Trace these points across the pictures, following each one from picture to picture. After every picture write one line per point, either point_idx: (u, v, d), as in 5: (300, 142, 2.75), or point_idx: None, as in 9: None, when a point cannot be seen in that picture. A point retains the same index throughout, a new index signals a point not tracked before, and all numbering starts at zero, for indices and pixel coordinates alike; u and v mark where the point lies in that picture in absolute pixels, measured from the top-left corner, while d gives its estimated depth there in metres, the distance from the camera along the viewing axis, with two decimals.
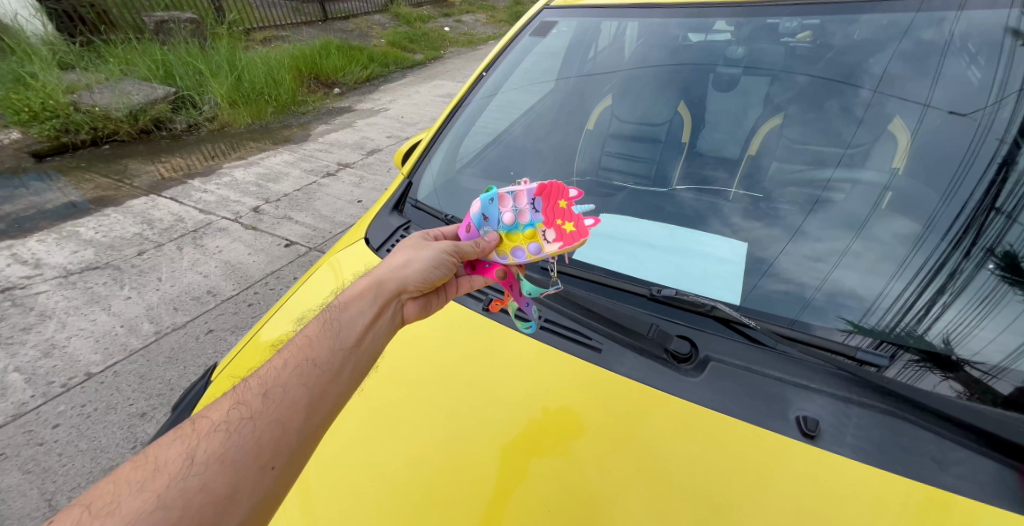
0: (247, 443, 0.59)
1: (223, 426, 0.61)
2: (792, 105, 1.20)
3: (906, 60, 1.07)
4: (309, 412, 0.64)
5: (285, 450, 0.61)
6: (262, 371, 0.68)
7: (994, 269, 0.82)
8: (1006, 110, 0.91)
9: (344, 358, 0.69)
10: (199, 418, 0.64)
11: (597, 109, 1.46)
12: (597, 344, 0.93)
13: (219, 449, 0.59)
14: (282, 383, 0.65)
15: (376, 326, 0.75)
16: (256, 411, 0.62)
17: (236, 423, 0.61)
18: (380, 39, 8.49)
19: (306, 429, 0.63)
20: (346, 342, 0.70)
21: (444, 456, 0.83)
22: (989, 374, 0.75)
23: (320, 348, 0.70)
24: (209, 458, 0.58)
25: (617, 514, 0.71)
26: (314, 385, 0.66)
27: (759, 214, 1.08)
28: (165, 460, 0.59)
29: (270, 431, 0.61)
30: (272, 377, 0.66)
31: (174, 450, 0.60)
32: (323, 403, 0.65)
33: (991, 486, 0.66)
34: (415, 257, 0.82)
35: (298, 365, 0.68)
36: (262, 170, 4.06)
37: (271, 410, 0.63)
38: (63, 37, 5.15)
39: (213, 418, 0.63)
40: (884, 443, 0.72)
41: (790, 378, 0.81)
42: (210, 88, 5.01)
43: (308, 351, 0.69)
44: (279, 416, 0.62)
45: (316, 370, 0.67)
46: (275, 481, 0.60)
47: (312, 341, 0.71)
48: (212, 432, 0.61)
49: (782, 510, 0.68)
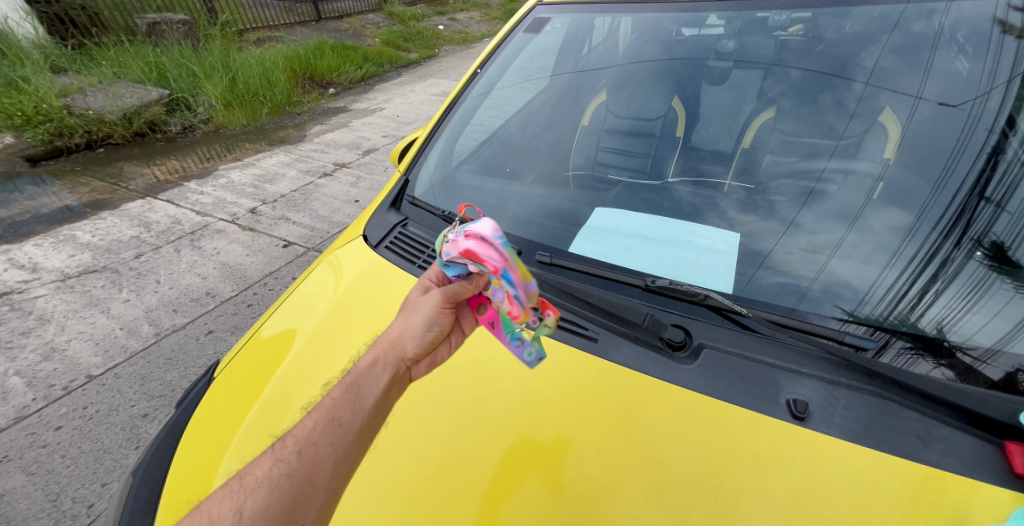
0: (281, 502, 0.60)
1: (264, 482, 0.62)
2: (785, 98, 1.21)
3: (896, 53, 1.09)
4: (333, 469, 0.63)
5: (311, 505, 0.61)
6: (299, 427, 0.68)
7: (983, 258, 0.83)
8: (994, 100, 0.93)
9: (367, 416, 0.67)
10: (245, 471, 0.66)
11: (592, 105, 1.47)
12: (594, 334, 0.94)
13: (260, 506, 0.60)
14: (312, 440, 0.64)
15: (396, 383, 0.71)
16: (289, 469, 0.62)
17: (274, 480, 0.62)
18: (374, 38, 8.48)
19: (330, 487, 0.62)
20: (368, 402, 0.68)
21: (445, 451, 0.84)
22: (980, 360, 0.76)
23: (342, 407, 0.67)
24: (254, 514, 0.59)
25: (617, 509, 0.72)
26: (339, 443, 0.65)
27: (754, 207, 1.09)
28: (219, 514, 0.61)
29: (300, 487, 0.61)
30: (303, 435, 0.65)
31: (226, 505, 0.61)
32: (347, 463, 0.64)
33: (972, 461, 0.69)
34: (420, 308, 0.75)
35: (325, 423, 0.66)
36: (258, 172, 4.06)
37: (302, 467, 0.62)
38: (54, 40, 5.12)
39: (258, 474, 0.64)
40: (871, 423, 0.74)
41: (782, 363, 0.83)
42: (205, 90, 4.99)
43: (338, 407, 0.67)
44: (308, 473, 0.62)
45: (340, 428, 0.65)
46: None
47: (339, 399, 0.68)
48: (257, 488, 0.62)
49: (780, 496, 0.69)
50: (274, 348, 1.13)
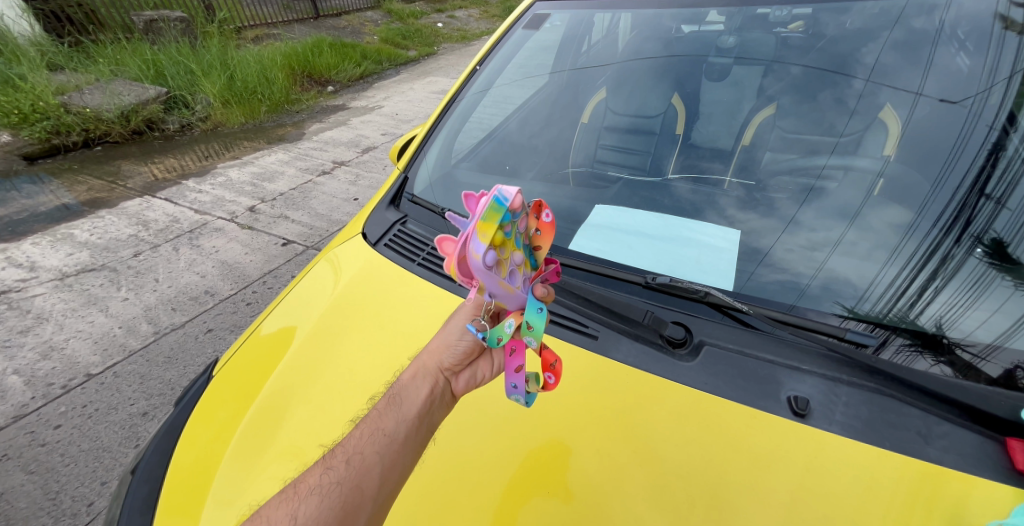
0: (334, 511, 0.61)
1: (316, 490, 0.63)
2: (785, 95, 1.21)
3: (897, 50, 1.09)
4: (381, 480, 0.64)
5: (362, 517, 0.62)
6: (347, 438, 0.69)
7: (983, 255, 0.83)
8: (995, 97, 0.92)
9: (412, 425, 0.68)
10: (298, 480, 0.68)
11: (592, 102, 1.46)
12: (594, 332, 0.94)
13: (313, 513, 0.61)
14: (360, 450, 0.65)
15: (435, 396, 0.72)
16: (340, 478, 0.64)
17: (325, 489, 0.63)
18: (373, 36, 8.46)
19: (379, 497, 0.63)
20: (412, 413, 0.69)
21: (448, 452, 0.83)
22: (980, 356, 0.76)
23: (386, 418, 0.69)
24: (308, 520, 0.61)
25: (619, 507, 0.72)
26: (385, 454, 0.65)
27: (754, 204, 1.09)
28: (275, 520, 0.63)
29: (351, 497, 0.62)
30: (351, 444, 0.67)
31: (281, 511, 0.64)
32: (392, 474, 0.64)
33: (973, 457, 0.69)
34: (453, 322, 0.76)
35: (371, 434, 0.67)
36: (257, 170, 4.05)
37: (351, 476, 0.63)
38: (50, 37, 5.09)
39: (310, 482, 0.65)
40: (872, 420, 0.74)
41: (782, 360, 0.83)
42: (203, 88, 4.98)
43: (382, 418, 0.69)
44: (358, 482, 0.63)
45: (386, 439, 0.66)
46: None
47: (383, 411, 0.70)
48: (308, 496, 0.63)
49: (781, 493, 0.69)
50: (273, 347, 1.12)
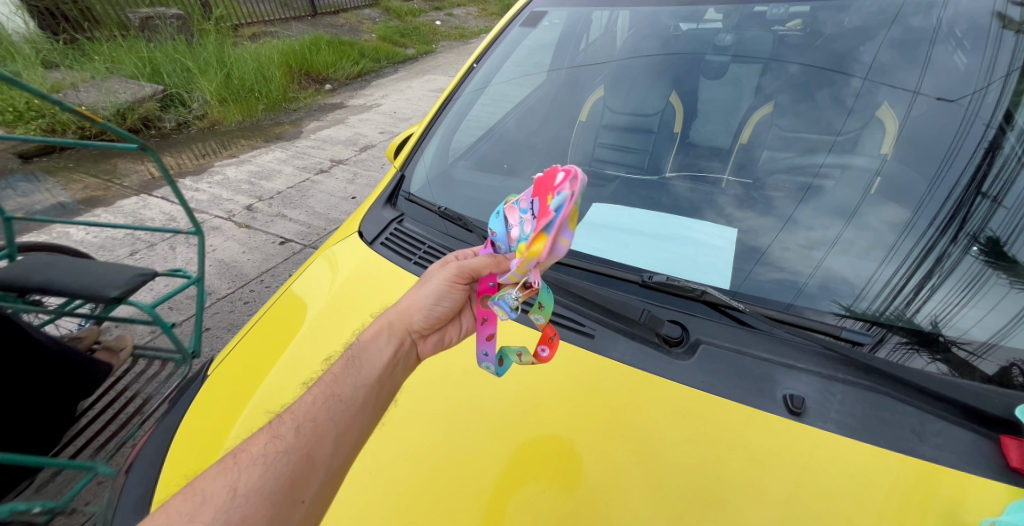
0: (287, 476, 0.63)
1: (260, 460, 0.64)
2: (783, 94, 1.21)
3: (895, 49, 1.09)
4: (336, 445, 0.67)
5: (314, 483, 0.64)
6: (296, 406, 0.71)
7: (979, 253, 0.83)
8: (992, 95, 0.92)
9: (367, 390, 0.73)
10: (239, 450, 0.67)
11: (589, 101, 1.45)
12: (591, 330, 0.94)
13: (258, 483, 0.62)
14: (313, 417, 0.68)
15: (397, 361, 0.79)
16: (290, 445, 0.66)
17: (272, 458, 0.64)
18: (371, 34, 8.43)
19: (334, 462, 0.66)
20: (370, 379, 0.75)
21: (444, 450, 0.83)
22: (975, 354, 0.76)
23: (344, 385, 0.73)
24: (250, 491, 0.61)
25: (615, 506, 0.72)
26: (341, 419, 0.69)
27: (751, 203, 1.09)
28: (212, 492, 0.62)
29: (302, 463, 0.64)
30: (302, 412, 0.69)
31: (219, 483, 0.63)
32: (349, 437, 0.69)
33: (967, 455, 0.69)
34: (418, 294, 0.82)
35: (326, 401, 0.71)
36: (254, 168, 4.03)
37: (303, 443, 0.66)
38: (46, 34, 5.05)
39: (253, 451, 0.66)
40: (867, 418, 0.74)
41: (778, 359, 0.83)
42: (200, 86, 4.96)
43: (335, 385, 0.73)
44: (309, 449, 0.66)
45: (343, 405, 0.71)
46: (305, 515, 0.63)
47: (339, 379, 0.74)
48: (251, 465, 0.64)
49: (775, 491, 0.69)
50: (268, 345, 1.12)
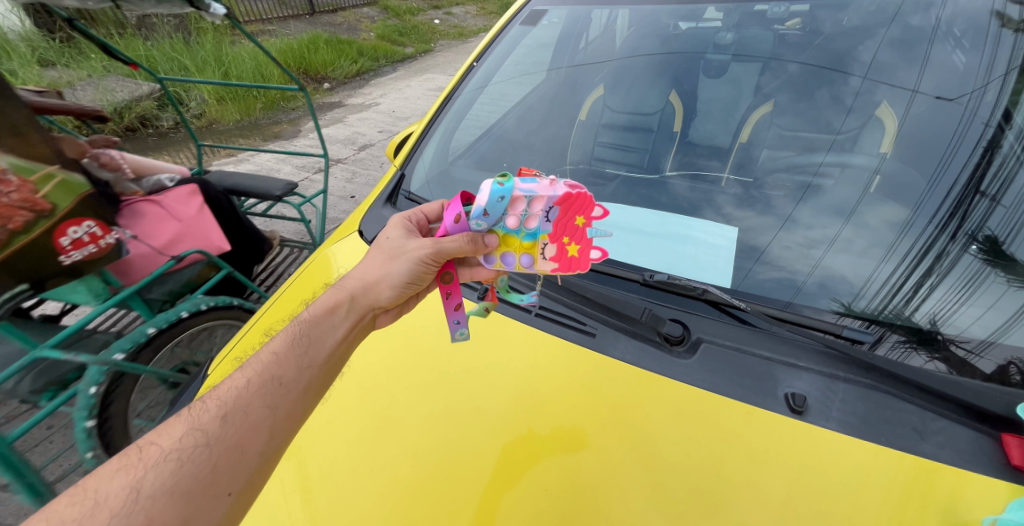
0: (209, 472, 0.60)
1: (174, 454, 0.60)
2: (782, 93, 1.21)
3: (894, 48, 1.09)
4: (270, 435, 0.65)
5: (240, 477, 0.61)
6: (223, 390, 0.68)
7: (978, 252, 0.83)
8: (991, 94, 0.93)
9: (312, 374, 0.71)
10: (147, 444, 0.62)
11: (589, 100, 1.45)
12: (592, 329, 0.94)
13: (169, 480, 0.58)
14: (244, 405, 0.65)
15: (348, 341, 0.77)
16: (212, 436, 0.62)
17: (189, 452, 0.61)
18: (369, 32, 8.41)
19: (266, 451, 0.64)
20: (314, 361, 0.72)
21: (444, 449, 0.83)
22: (973, 352, 0.76)
23: (286, 367, 0.70)
24: (157, 492, 0.57)
25: (615, 505, 0.72)
26: (279, 406, 0.67)
27: (751, 201, 1.09)
28: (107, 494, 0.56)
29: (228, 456, 0.61)
30: (231, 400, 0.66)
31: (115, 483, 0.57)
32: (285, 426, 0.66)
33: (967, 453, 0.70)
34: (388, 272, 0.81)
35: (262, 384, 0.68)
36: (252, 168, 4.02)
37: (229, 432, 0.63)
38: (42, 32, 5.01)
39: (165, 446, 0.61)
40: (868, 416, 0.74)
41: (779, 357, 0.83)
42: (197, 84, 4.95)
43: (272, 368, 0.69)
44: (237, 438, 0.63)
45: (282, 389, 0.68)
46: (231, 506, 0.60)
47: (280, 359, 0.71)
48: (162, 461, 0.59)
49: (776, 490, 0.69)
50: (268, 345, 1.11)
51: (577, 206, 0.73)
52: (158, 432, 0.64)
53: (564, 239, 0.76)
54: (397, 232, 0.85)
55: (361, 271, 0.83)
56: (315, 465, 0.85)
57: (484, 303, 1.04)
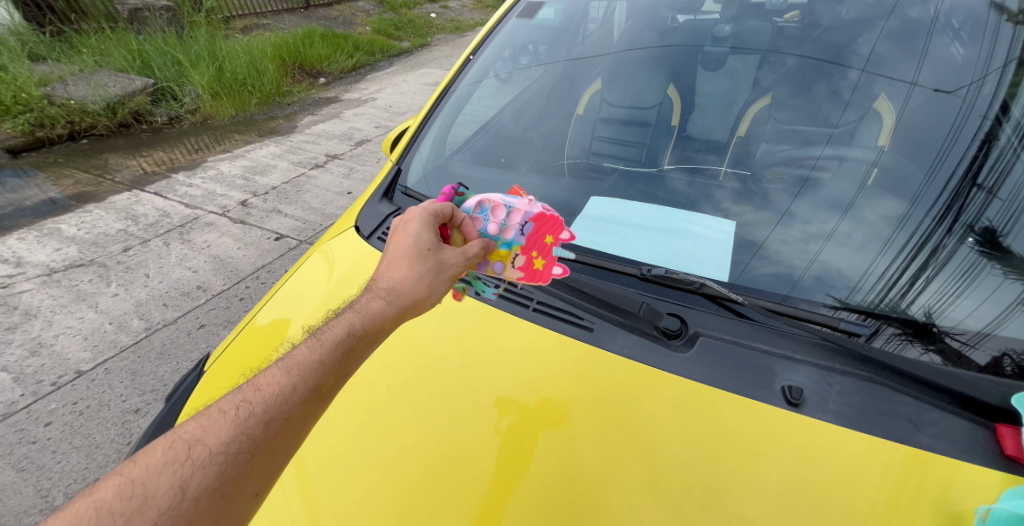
0: (247, 476, 0.55)
1: (220, 457, 0.55)
2: (780, 86, 1.20)
3: (890, 43, 1.10)
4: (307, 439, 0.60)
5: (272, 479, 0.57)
6: (264, 387, 0.61)
7: (974, 244, 0.84)
8: (989, 86, 0.92)
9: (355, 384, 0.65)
10: (190, 438, 0.57)
11: (586, 94, 1.42)
12: (590, 324, 0.94)
13: (213, 484, 0.53)
14: (287, 410, 0.59)
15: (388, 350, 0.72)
16: (256, 443, 0.57)
17: (234, 455, 0.55)
18: (365, 26, 8.36)
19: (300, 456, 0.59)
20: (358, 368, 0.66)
21: (443, 443, 0.83)
22: (968, 344, 0.77)
23: (331, 371, 0.64)
24: (201, 493, 0.53)
25: (614, 501, 0.72)
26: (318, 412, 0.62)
27: (748, 196, 1.08)
28: (153, 491, 0.52)
29: (266, 461, 0.57)
30: (276, 403, 0.59)
31: (161, 479, 0.53)
32: None
33: (963, 444, 0.70)
34: (435, 287, 0.74)
35: (305, 391, 0.61)
36: (248, 163, 4.00)
37: (271, 440, 0.57)
38: (32, 26, 4.94)
39: (210, 445, 0.56)
40: (864, 408, 0.75)
41: (776, 350, 0.83)
42: (191, 79, 4.89)
43: (319, 372, 0.63)
44: (278, 446, 0.58)
45: (322, 397, 0.62)
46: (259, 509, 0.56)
47: (322, 363, 0.64)
48: (206, 463, 0.54)
49: (771, 481, 0.70)
50: (265, 342, 1.11)
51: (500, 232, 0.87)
52: (199, 423, 0.58)
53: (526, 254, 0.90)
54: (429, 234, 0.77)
55: (409, 276, 0.72)
56: (314, 462, 0.85)
57: (483, 299, 1.04)
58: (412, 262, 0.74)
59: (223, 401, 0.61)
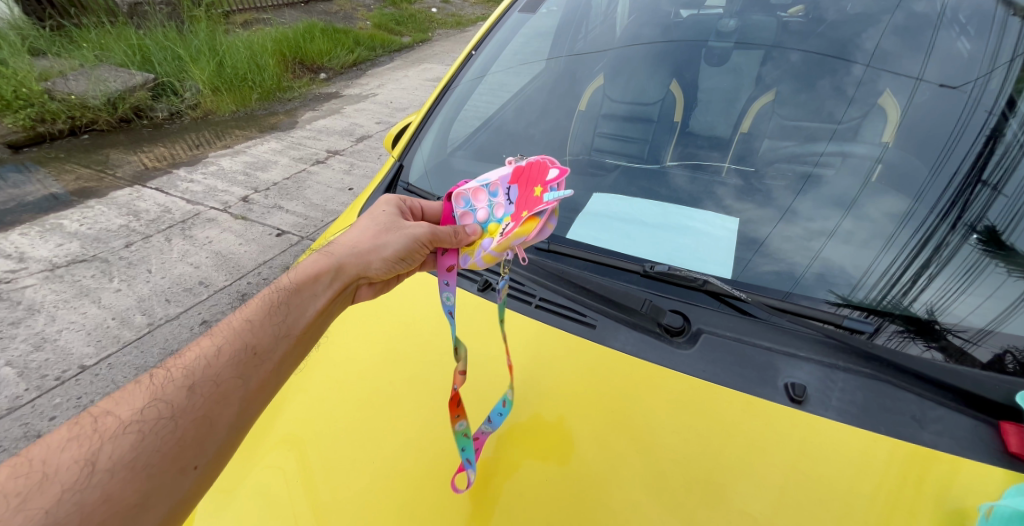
0: (171, 448, 0.58)
1: (134, 427, 0.59)
2: (784, 82, 1.19)
3: (896, 38, 1.09)
4: (240, 405, 0.65)
5: (209, 449, 0.61)
6: (186, 358, 0.68)
7: (978, 241, 0.83)
8: (995, 82, 0.92)
9: (289, 345, 0.73)
10: (101, 413, 0.62)
11: (589, 90, 1.41)
12: (592, 321, 0.94)
13: (128, 454, 0.57)
14: (209, 377, 0.65)
15: (327, 310, 0.79)
16: (178, 410, 0.61)
17: (152, 425, 0.59)
18: (365, 21, 8.31)
19: (235, 423, 0.63)
20: (289, 329, 0.74)
21: (445, 437, 0.84)
22: (970, 341, 0.77)
23: (262, 334, 0.72)
24: (116, 464, 0.56)
25: (616, 495, 0.72)
26: (250, 377, 0.67)
27: (751, 193, 1.08)
28: (56, 466, 0.55)
29: (196, 428, 0.61)
30: (199, 371, 0.65)
31: (69, 454, 0.56)
32: (251, 402, 0.66)
33: (966, 441, 0.70)
34: (382, 244, 0.86)
35: (231, 355, 0.68)
36: (249, 159, 3.99)
37: (197, 407, 0.62)
38: (31, 21, 4.91)
39: (122, 415, 0.61)
40: (867, 405, 0.75)
41: (779, 347, 0.83)
42: (192, 75, 4.87)
43: (243, 336, 0.70)
44: (204, 413, 0.62)
45: (253, 358, 0.68)
46: (198, 480, 0.59)
47: (252, 325, 0.72)
48: (121, 434, 0.58)
49: (772, 477, 0.70)
50: None
51: (535, 173, 0.82)
52: (113, 400, 0.64)
53: (523, 212, 0.80)
54: (390, 211, 0.93)
55: (357, 237, 0.87)
56: (318, 457, 0.83)
57: (484, 295, 1.04)
58: (371, 225, 0.89)
59: (143, 378, 0.68)
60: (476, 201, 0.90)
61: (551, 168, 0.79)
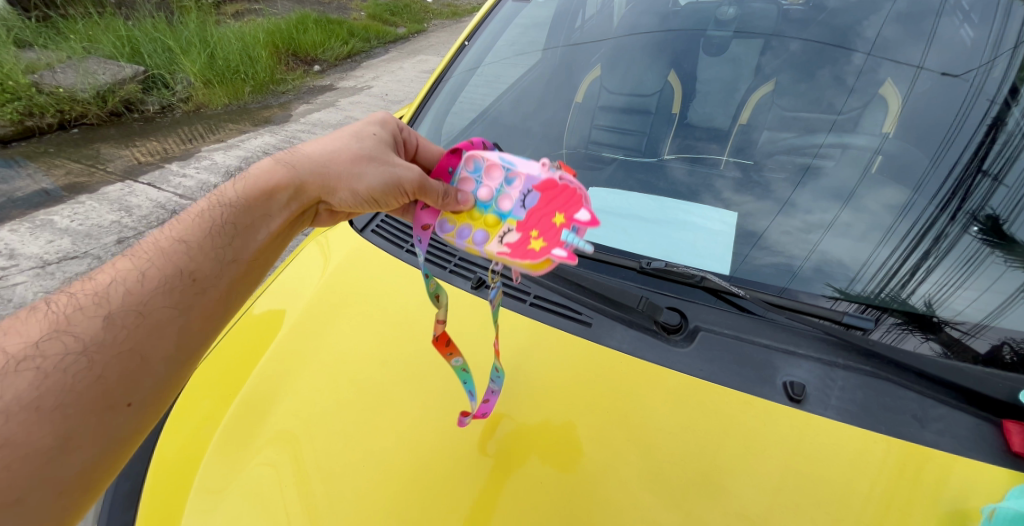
0: (89, 386, 0.55)
1: (39, 361, 0.56)
2: (783, 71, 1.17)
3: (898, 26, 1.07)
4: (174, 337, 0.62)
5: (144, 386, 0.58)
6: (103, 285, 0.63)
7: (978, 232, 0.82)
8: (998, 69, 0.90)
9: (234, 270, 0.69)
10: None
11: (586, 81, 1.38)
12: (587, 318, 0.92)
13: (27, 393, 0.53)
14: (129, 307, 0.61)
15: (282, 232, 0.75)
16: (90, 344, 0.57)
17: (55, 361, 0.56)
18: (360, 12, 8.19)
19: (172, 357, 0.61)
20: (229, 255, 0.69)
21: (438, 435, 0.83)
22: (969, 334, 0.76)
23: (200, 260, 0.67)
24: (21, 405, 0.52)
25: (613, 490, 0.71)
26: (182, 307, 0.63)
27: (750, 186, 1.05)
28: None
29: (123, 362, 0.58)
30: (117, 300, 0.61)
31: None
32: (186, 336, 0.63)
33: (967, 440, 0.69)
34: (359, 174, 0.79)
35: (161, 283, 0.63)
36: (242, 153, 3.94)
37: (127, 340, 0.59)
38: (16, 12, 4.81)
39: (20, 347, 0.57)
40: (867, 404, 0.74)
41: (777, 344, 0.82)
42: (183, 67, 4.80)
43: (170, 262, 0.66)
44: (127, 348, 0.59)
45: (186, 284, 0.64)
46: (131, 418, 0.57)
47: (180, 250, 0.67)
48: (19, 372, 0.55)
49: (770, 474, 0.69)
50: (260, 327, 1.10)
51: (564, 200, 0.76)
52: (12, 329, 0.60)
53: (533, 235, 0.76)
54: (380, 136, 0.86)
55: (327, 157, 0.80)
56: (309, 457, 0.82)
57: (478, 293, 1.03)
58: (349, 147, 0.82)
59: (52, 302, 0.63)
60: (487, 174, 0.83)
61: (582, 207, 0.73)
